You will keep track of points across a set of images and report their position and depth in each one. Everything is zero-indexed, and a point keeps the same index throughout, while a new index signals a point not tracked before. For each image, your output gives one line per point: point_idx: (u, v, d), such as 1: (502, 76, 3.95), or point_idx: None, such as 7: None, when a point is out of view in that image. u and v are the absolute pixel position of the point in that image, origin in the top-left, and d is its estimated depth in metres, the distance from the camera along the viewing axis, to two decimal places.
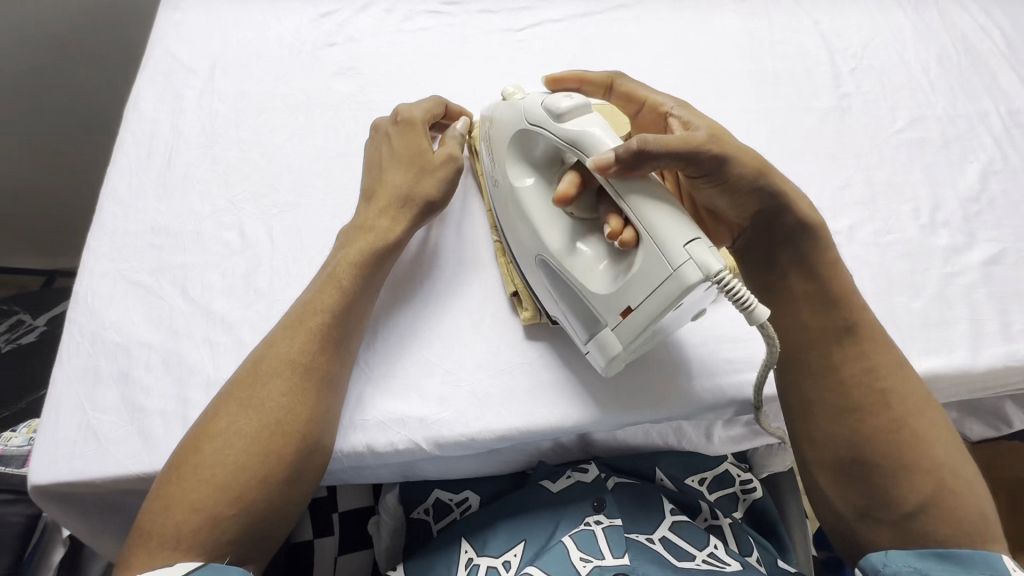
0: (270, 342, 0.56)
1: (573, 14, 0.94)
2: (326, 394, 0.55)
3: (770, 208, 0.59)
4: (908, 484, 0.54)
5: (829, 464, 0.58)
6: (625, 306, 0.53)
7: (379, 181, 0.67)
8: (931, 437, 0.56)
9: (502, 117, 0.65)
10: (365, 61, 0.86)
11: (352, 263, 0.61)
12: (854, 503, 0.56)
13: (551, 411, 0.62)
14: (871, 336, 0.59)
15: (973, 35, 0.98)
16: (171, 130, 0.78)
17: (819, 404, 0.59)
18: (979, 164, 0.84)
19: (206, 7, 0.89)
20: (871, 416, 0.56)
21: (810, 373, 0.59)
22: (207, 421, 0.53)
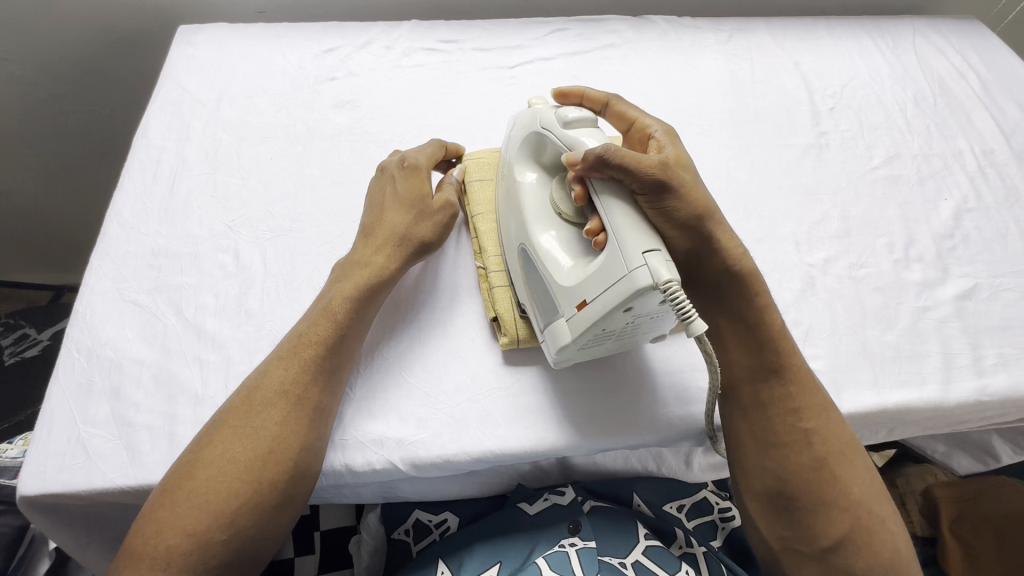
0: (264, 371, 0.58)
1: (563, 53, 0.99)
2: (316, 423, 0.57)
3: (697, 250, 0.60)
4: (826, 520, 0.57)
5: (756, 494, 0.61)
6: (581, 299, 0.56)
7: (378, 220, 0.68)
8: (854, 477, 0.59)
9: (522, 121, 0.69)
10: (363, 95, 0.91)
11: (346, 297, 0.62)
12: (782, 535, 0.60)
13: (526, 436, 0.64)
14: (800, 381, 0.61)
15: (949, 77, 1.02)
16: (176, 157, 0.82)
17: (748, 436, 0.61)
18: (953, 202, 0.87)
19: (216, 42, 0.95)
20: (799, 454, 0.59)
21: (743, 407, 0.62)
22: (201, 446, 0.54)
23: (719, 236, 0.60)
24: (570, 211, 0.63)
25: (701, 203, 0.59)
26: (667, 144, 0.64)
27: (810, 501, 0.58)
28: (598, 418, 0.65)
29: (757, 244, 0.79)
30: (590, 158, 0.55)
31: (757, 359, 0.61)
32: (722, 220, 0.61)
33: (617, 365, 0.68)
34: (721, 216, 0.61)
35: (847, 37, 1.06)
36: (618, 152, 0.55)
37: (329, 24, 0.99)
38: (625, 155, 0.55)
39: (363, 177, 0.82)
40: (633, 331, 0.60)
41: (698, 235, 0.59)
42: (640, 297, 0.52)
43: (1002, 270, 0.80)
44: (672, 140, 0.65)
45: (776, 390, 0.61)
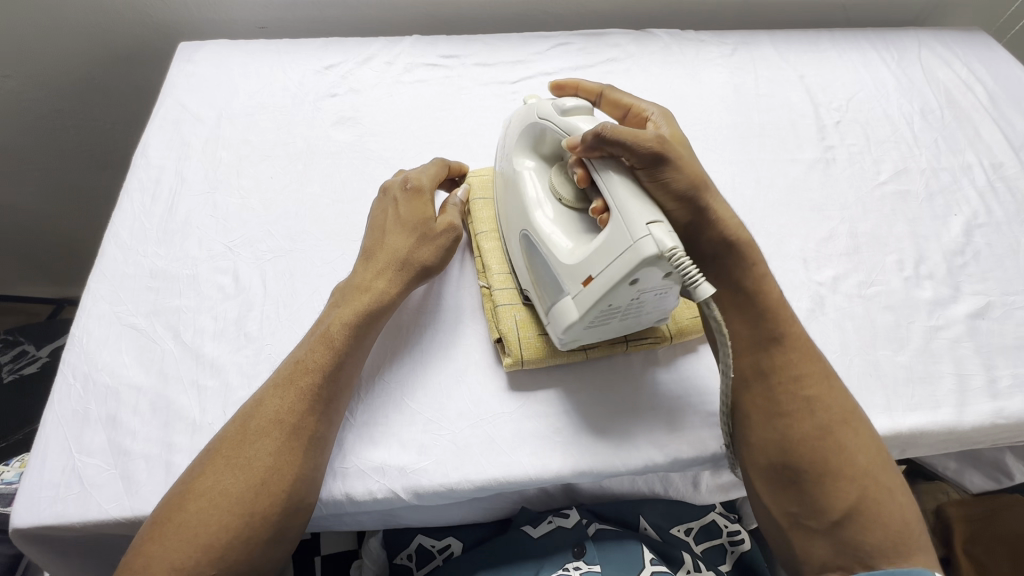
0: (260, 400, 0.57)
1: (565, 67, 0.99)
2: (312, 453, 0.56)
3: (694, 222, 0.60)
4: (834, 492, 0.55)
5: (760, 470, 0.58)
6: (586, 275, 0.56)
7: (379, 243, 0.67)
8: (857, 445, 0.57)
9: (518, 115, 0.68)
10: (364, 111, 0.90)
11: (344, 322, 0.61)
12: (788, 510, 0.57)
13: (530, 462, 0.62)
14: (801, 344, 0.61)
15: (955, 89, 1.01)
16: (175, 176, 0.81)
17: (751, 408, 0.59)
18: (963, 218, 0.85)
19: (217, 59, 0.94)
20: (801, 422, 0.57)
21: (743, 377, 0.61)
22: (194, 476, 0.53)
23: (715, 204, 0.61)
24: (572, 197, 0.62)
25: (696, 170, 0.59)
26: (662, 124, 0.66)
27: (814, 472, 0.56)
28: (606, 445, 0.64)
29: (765, 262, 0.78)
30: (589, 137, 0.56)
31: (759, 330, 0.61)
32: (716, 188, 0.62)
33: (624, 388, 0.67)
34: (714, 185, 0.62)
35: (851, 49, 1.06)
36: (617, 127, 0.55)
37: (330, 40, 0.98)
38: (622, 130, 0.55)
39: (364, 195, 0.81)
40: (639, 310, 0.59)
41: (694, 205, 0.59)
42: (646, 269, 0.51)
43: (1015, 287, 0.79)
44: (667, 121, 0.67)
45: (779, 358, 0.60)
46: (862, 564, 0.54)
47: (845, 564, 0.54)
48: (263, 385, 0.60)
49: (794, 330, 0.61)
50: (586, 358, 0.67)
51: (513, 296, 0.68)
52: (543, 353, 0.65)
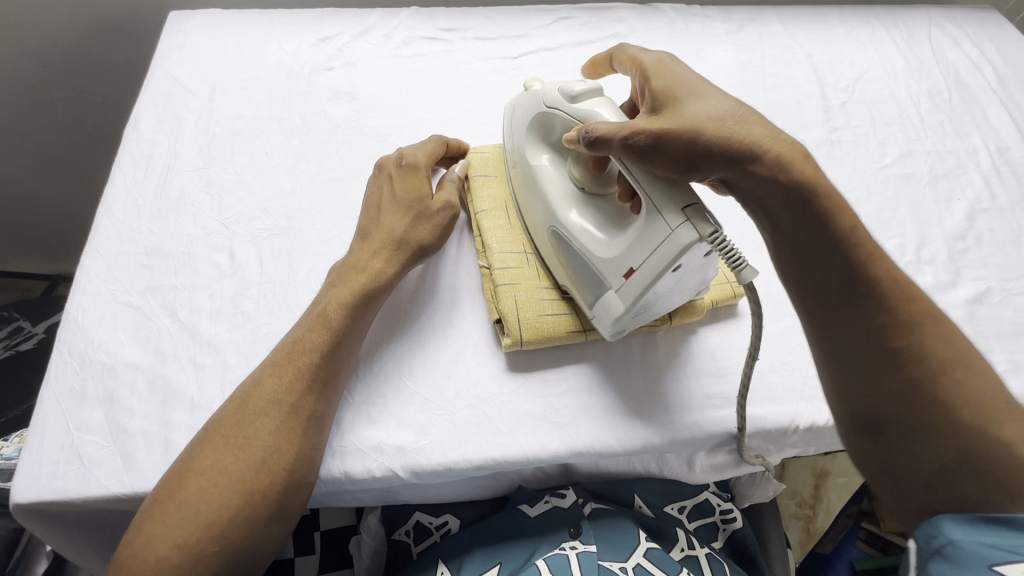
0: (257, 380, 0.56)
1: (568, 42, 0.96)
2: (313, 433, 0.56)
3: (730, 177, 0.53)
4: (933, 444, 0.50)
5: (846, 423, 0.55)
6: (627, 268, 0.58)
7: (375, 221, 0.66)
8: (965, 390, 0.50)
9: (526, 101, 0.69)
10: (361, 86, 0.88)
11: (342, 302, 0.61)
12: (874, 462, 0.53)
13: (527, 441, 0.63)
14: (896, 287, 0.52)
15: (964, 69, 0.99)
16: (168, 151, 0.79)
17: (836, 357, 0.54)
18: (966, 203, 0.84)
19: (209, 30, 0.91)
20: (891, 375, 0.52)
21: (831, 325, 0.54)
22: (194, 452, 0.53)
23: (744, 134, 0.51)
24: (592, 185, 0.64)
25: (700, 119, 0.52)
26: (660, 77, 0.59)
27: (906, 425, 0.51)
28: (604, 425, 0.64)
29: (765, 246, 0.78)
30: (577, 137, 0.57)
31: (835, 277, 0.53)
32: (746, 117, 0.53)
33: (622, 370, 0.67)
34: (742, 115, 0.53)
35: (860, 27, 1.03)
36: (600, 126, 0.56)
37: (325, 10, 0.95)
38: (602, 130, 0.55)
39: (361, 173, 0.80)
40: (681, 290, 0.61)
41: (716, 159, 0.52)
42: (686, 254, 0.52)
43: (1014, 273, 0.79)
44: (675, 66, 0.60)
45: (873, 305, 0.52)
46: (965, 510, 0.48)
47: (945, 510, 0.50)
48: (261, 365, 0.60)
49: (888, 277, 0.52)
50: (585, 339, 0.67)
51: (513, 276, 0.68)
52: (542, 334, 0.65)
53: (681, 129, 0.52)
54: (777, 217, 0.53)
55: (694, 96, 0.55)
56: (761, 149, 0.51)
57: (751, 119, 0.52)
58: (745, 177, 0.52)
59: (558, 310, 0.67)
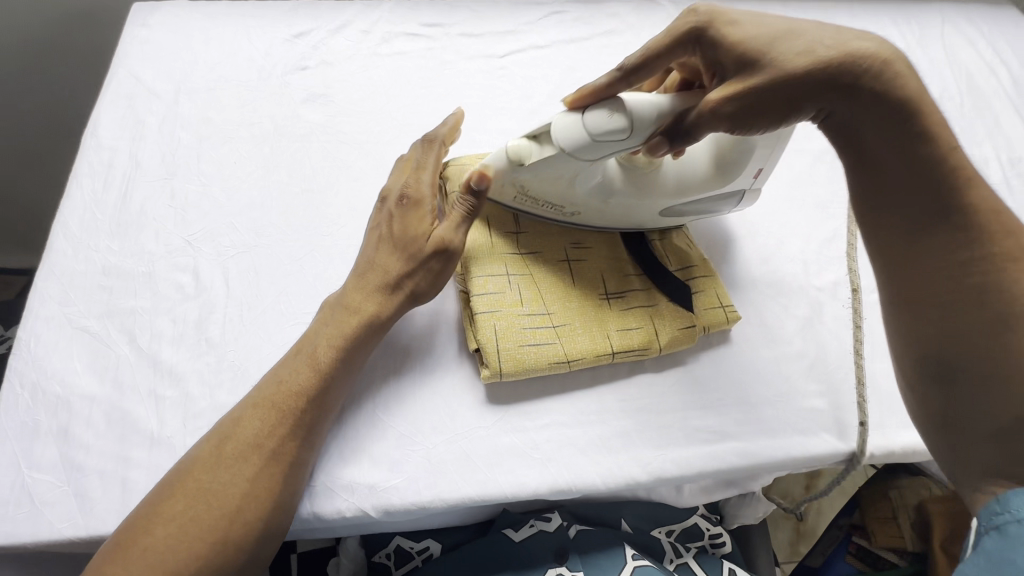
0: (237, 419, 0.53)
1: (559, 40, 0.90)
2: (293, 478, 0.53)
3: (829, 108, 0.51)
4: (1008, 391, 0.47)
5: (913, 370, 0.53)
6: (759, 171, 0.65)
7: (371, 259, 0.61)
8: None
9: (540, 163, 0.59)
10: (337, 87, 0.83)
11: (332, 338, 0.57)
12: (941, 415, 0.52)
13: (506, 479, 0.60)
14: (986, 223, 0.50)
15: (978, 72, 0.94)
16: (129, 159, 0.74)
17: (915, 306, 0.52)
18: None
19: (175, 24, 0.85)
20: (968, 310, 0.50)
21: (911, 267, 0.52)
22: (162, 500, 0.50)
23: (842, 57, 0.49)
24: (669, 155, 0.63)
25: (802, 54, 0.49)
26: (725, 14, 0.54)
27: (980, 369, 0.49)
28: (588, 461, 0.61)
29: (763, 266, 0.74)
30: (660, 147, 0.56)
31: (918, 208, 0.51)
32: (852, 43, 0.50)
33: (607, 402, 0.64)
34: (848, 42, 0.50)
35: (870, 24, 0.97)
36: (702, 115, 0.52)
37: (300, 2, 0.89)
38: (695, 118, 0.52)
39: (336, 184, 0.75)
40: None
41: (823, 88, 0.50)
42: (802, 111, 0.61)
43: None
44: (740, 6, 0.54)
45: (951, 239, 0.50)
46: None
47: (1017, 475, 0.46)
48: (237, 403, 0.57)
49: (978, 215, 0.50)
50: (569, 369, 0.63)
51: (492, 302, 0.63)
52: (522, 365, 0.62)
53: (780, 69, 0.49)
54: (866, 142, 0.52)
55: (791, 31, 0.51)
56: (872, 72, 0.49)
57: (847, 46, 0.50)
58: (852, 102, 0.50)
59: (540, 338, 0.63)
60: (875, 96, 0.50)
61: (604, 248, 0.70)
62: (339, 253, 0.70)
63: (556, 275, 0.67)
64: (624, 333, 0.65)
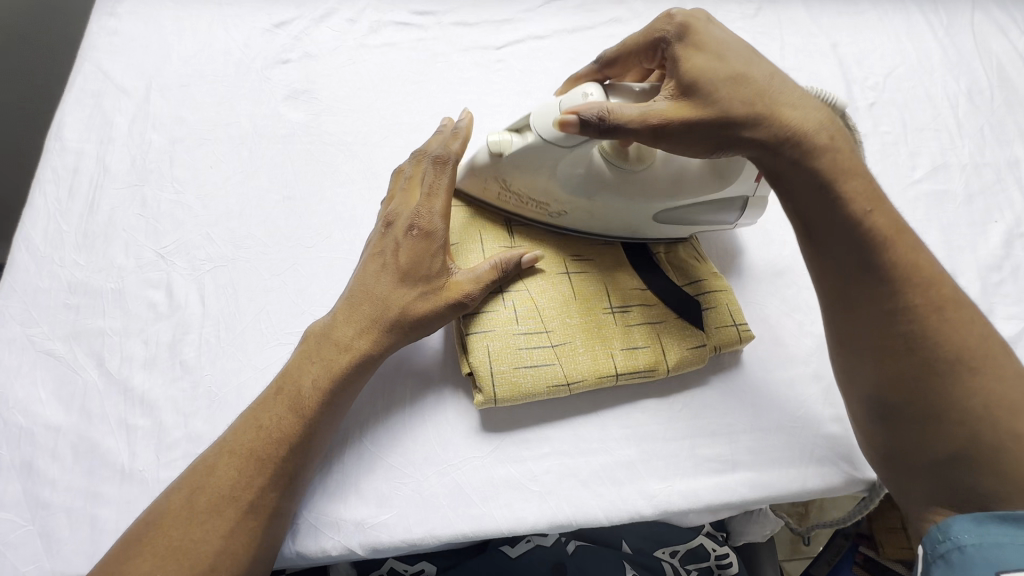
0: (211, 469, 0.50)
1: (561, 29, 0.84)
2: (272, 529, 0.50)
3: (750, 153, 0.52)
4: (935, 432, 0.47)
5: (858, 405, 0.52)
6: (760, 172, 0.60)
7: (367, 289, 0.57)
8: (985, 382, 0.47)
9: (521, 150, 0.58)
10: (321, 83, 0.77)
11: (315, 381, 0.53)
12: (881, 449, 0.51)
13: (502, 514, 0.56)
14: (912, 271, 0.49)
15: (1011, 63, 0.87)
16: (97, 164, 0.69)
17: (850, 342, 0.51)
18: (1003, 226, 0.75)
19: (146, 13, 0.79)
20: (899, 358, 0.49)
21: (848, 303, 0.51)
22: (128, 559, 0.46)
23: (765, 106, 0.51)
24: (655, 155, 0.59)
25: (730, 96, 0.51)
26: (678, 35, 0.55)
27: (921, 409, 0.48)
28: (590, 494, 0.57)
29: (777, 278, 0.69)
30: (591, 120, 0.51)
31: (849, 256, 0.50)
32: (777, 94, 0.51)
33: (610, 428, 0.60)
34: (775, 92, 0.51)
35: (895, 11, 0.90)
36: (631, 111, 0.51)
37: None
38: (623, 113, 0.51)
39: (320, 190, 0.70)
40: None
41: (741, 132, 0.51)
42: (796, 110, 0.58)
43: None
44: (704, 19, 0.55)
45: (881, 287, 0.49)
46: (974, 507, 0.46)
47: (951, 503, 0.47)
48: (212, 445, 0.53)
49: (907, 262, 0.49)
50: (569, 393, 0.59)
51: (486, 322, 0.59)
52: (518, 389, 0.57)
53: (714, 104, 0.51)
54: (792, 189, 0.52)
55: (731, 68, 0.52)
56: (793, 125, 0.50)
57: (770, 95, 0.51)
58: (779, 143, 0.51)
59: (537, 359, 0.58)
60: (796, 148, 0.50)
61: (608, 259, 0.65)
62: (324, 266, 0.65)
63: (555, 287, 0.62)
64: (629, 352, 0.60)
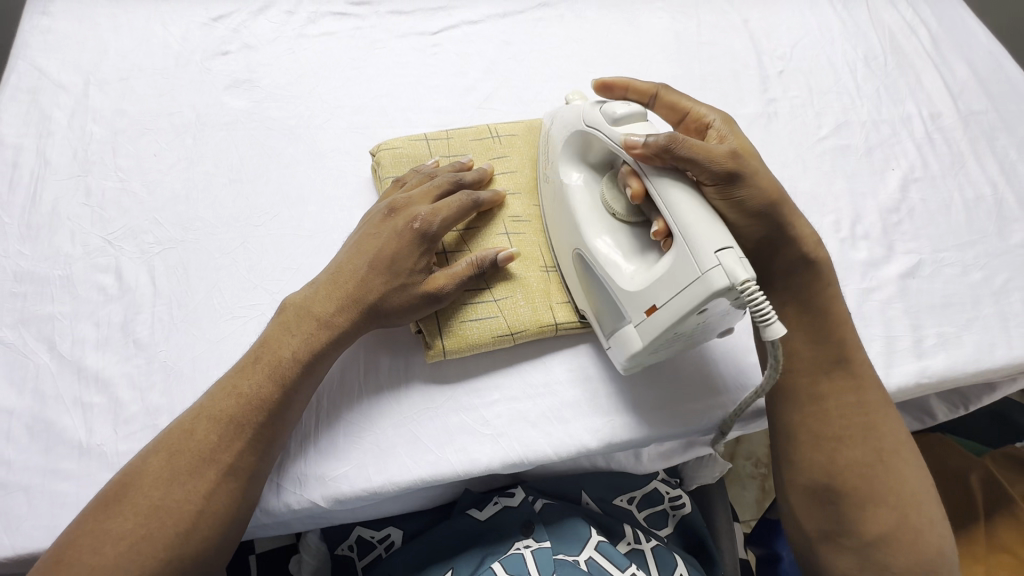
0: (188, 431, 0.51)
1: (493, 14, 0.89)
2: (250, 489, 0.52)
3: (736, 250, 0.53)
4: (869, 517, 0.56)
5: (801, 490, 0.59)
6: (649, 304, 0.53)
7: (355, 260, 0.58)
8: (907, 477, 0.57)
9: (565, 118, 0.63)
10: (263, 72, 0.79)
11: (294, 349, 0.55)
12: (820, 526, 0.58)
13: (458, 458, 0.59)
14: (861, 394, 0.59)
15: (900, 32, 0.96)
16: (37, 157, 0.70)
17: (799, 430, 0.59)
18: (899, 172, 0.83)
19: (79, 12, 0.80)
20: (846, 468, 0.57)
21: (795, 399, 0.60)
22: (109, 518, 0.47)
23: (795, 223, 0.58)
24: (625, 212, 0.58)
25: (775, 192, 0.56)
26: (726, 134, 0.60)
27: (857, 495, 0.56)
28: (539, 433, 0.61)
29: None
30: (657, 142, 0.51)
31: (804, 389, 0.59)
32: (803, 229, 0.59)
33: (553, 371, 0.64)
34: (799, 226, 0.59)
35: None
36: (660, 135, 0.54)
37: None
38: (690, 145, 0.51)
39: (266, 172, 0.72)
40: (701, 330, 0.56)
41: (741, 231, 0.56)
42: (715, 299, 0.48)
43: (944, 244, 0.79)
44: (731, 129, 0.61)
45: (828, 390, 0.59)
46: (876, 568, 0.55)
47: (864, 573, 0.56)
48: (188, 410, 0.54)
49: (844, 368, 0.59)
50: (514, 343, 0.63)
51: None
52: (466, 342, 0.61)
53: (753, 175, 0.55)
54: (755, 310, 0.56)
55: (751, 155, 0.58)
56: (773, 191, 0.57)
57: (808, 242, 0.59)
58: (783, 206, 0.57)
59: (482, 313, 0.62)
60: (811, 258, 0.60)
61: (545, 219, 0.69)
62: (274, 243, 0.67)
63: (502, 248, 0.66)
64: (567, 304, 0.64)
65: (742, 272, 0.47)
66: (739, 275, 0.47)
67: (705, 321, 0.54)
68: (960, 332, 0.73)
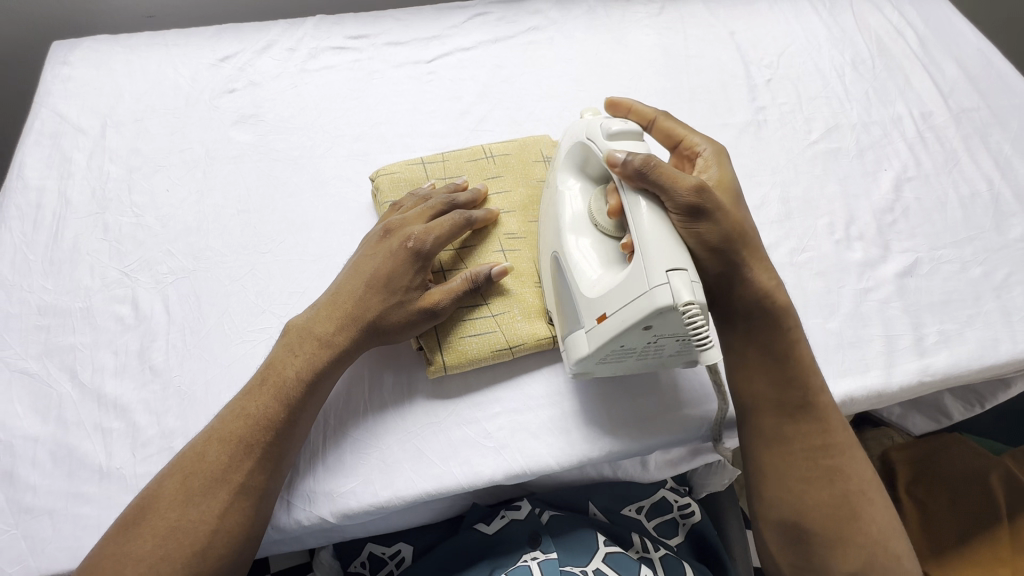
0: (200, 453, 0.53)
1: (485, 40, 0.92)
2: (262, 507, 0.54)
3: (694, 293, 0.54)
4: (841, 556, 0.57)
5: (773, 527, 0.60)
6: (602, 311, 0.54)
7: (353, 282, 0.61)
8: (876, 514, 0.58)
9: (573, 129, 0.64)
10: (267, 106, 0.83)
11: (297, 370, 0.57)
12: (791, 562, 0.59)
13: (461, 470, 0.60)
14: (823, 437, 0.59)
15: (886, 34, 0.98)
16: (59, 197, 0.74)
17: (770, 466, 0.60)
18: (892, 172, 0.84)
19: (96, 59, 0.85)
20: (815, 508, 0.58)
21: (761, 435, 0.60)
22: (128, 541, 0.50)
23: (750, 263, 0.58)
24: (608, 224, 0.59)
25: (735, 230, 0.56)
26: (713, 166, 0.64)
27: (827, 534, 0.57)
28: (541, 444, 0.62)
29: None
30: (635, 162, 0.53)
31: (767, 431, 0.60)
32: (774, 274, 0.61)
33: (555, 383, 0.65)
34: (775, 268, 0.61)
35: None
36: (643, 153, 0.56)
37: (223, 27, 0.90)
38: (665, 170, 0.53)
39: (271, 202, 0.75)
40: (657, 351, 0.57)
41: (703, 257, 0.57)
42: (658, 316, 0.50)
43: (942, 241, 0.79)
44: (719, 160, 0.64)
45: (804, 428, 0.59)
46: None
47: None
48: (201, 433, 0.57)
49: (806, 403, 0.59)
50: (513, 356, 0.64)
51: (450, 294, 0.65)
52: (465, 357, 0.63)
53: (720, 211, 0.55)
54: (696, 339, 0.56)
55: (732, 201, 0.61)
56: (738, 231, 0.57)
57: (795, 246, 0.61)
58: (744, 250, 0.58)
59: (480, 328, 0.64)
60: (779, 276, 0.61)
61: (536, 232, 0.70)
62: (280, 268, 0.70)
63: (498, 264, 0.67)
64: None
65: (687, 294, 0.48)
66: (683, 297, 0.48)
67: (657, 341, 0.54)
68: (962, 328, 0.72)
